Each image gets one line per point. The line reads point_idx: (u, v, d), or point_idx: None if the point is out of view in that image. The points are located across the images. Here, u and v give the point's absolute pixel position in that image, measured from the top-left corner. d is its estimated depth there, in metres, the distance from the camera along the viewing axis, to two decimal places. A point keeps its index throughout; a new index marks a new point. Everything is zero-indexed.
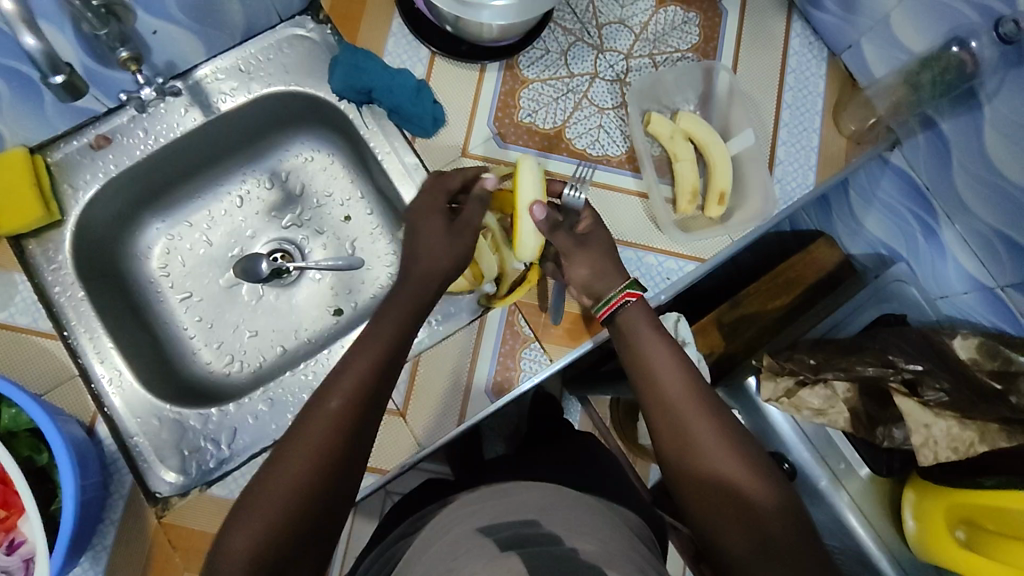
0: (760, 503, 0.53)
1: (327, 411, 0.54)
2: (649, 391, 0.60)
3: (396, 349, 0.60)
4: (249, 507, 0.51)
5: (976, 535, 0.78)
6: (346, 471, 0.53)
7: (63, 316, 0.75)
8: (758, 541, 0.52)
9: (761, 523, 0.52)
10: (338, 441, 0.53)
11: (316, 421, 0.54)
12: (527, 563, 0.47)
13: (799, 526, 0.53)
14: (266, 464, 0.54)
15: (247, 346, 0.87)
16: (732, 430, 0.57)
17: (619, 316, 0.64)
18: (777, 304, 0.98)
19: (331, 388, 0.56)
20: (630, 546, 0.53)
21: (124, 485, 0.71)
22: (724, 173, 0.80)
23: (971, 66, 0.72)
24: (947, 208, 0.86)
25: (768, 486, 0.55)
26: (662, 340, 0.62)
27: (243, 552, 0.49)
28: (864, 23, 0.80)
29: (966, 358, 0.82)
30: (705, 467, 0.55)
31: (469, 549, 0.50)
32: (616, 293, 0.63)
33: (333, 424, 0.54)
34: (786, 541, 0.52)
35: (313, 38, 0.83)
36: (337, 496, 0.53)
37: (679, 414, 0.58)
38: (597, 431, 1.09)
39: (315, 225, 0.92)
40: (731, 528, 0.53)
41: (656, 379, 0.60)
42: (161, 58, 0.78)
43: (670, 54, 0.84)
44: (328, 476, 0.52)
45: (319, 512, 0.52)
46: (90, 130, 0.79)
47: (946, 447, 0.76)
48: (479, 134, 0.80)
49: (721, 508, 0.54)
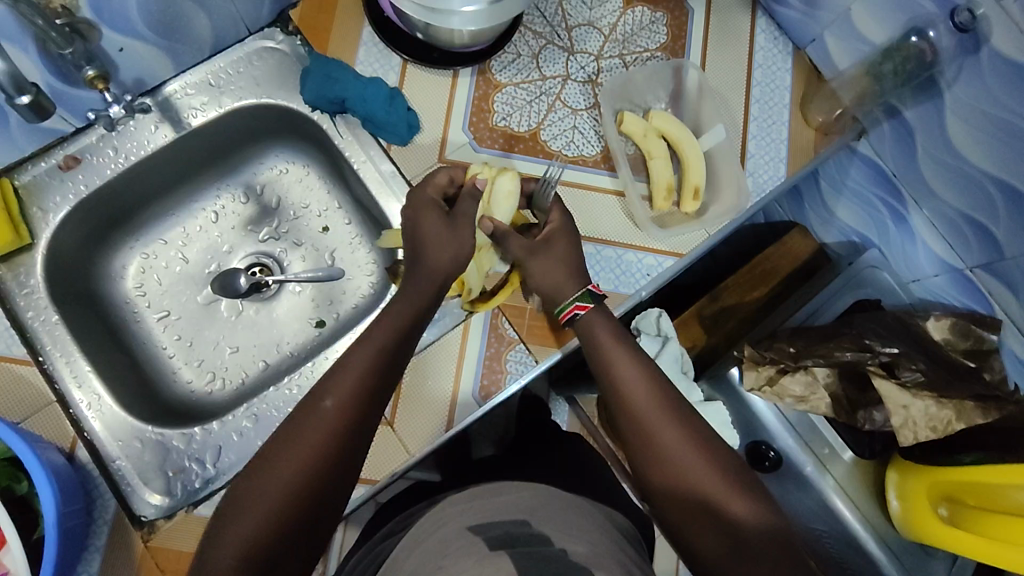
0: (730, 505, 0.55)
1: (314, 420, 0.55)
2: (616, 396, 0.61)
3: (395, 351, 0.61)
4: (233, 513, 0.52)
5: (958, 512, 0.79)
6: (335, 482, 0.54)
7: (38, 341, 0.74)
8: (731, 542, 0.54)
9: (732, 528, 0.54)
10: (324, 451, 0.54)
11: (302, 430, 0.54)
12: (517, 563, 0.47)
13: (767, 520, 0.55)
14: (251, 470, 0.54)
15: (228, 363, 0.86)
16: (695, 429, 0.59)
17: (577, 323, 0.66)
18: (755, 295, 0.98)
19: (326, 389, 0.57)
20: (617, 547, 0.53)
21: (108, 510, 0.70)
22: (698, 169, 0.81)
23: (929, 54, 0.75)
24: (914, 194, 0.89)
25: (736, 482, 0.56)
26: (622, 343, 0.64)
27: (227, 556, 0.50)
28: (826, 17, 0.82)
29: (939, 338, 0.87)
30: (673, 467, 0.57)
31: (459, 547, 0.51)
32: (565, 303, 0.66)
33: (318, 434, 0.54)
34: (756, 535, 0.54)
35: (284, 50, 0.82)
36: (324, 507, 0.54)
37: (642, 417, 0.59)
38: (587, 431, 1.11)
39: (292, 237, 0.91)
40: (704, 531, 0.55)
41: (621, 383, 0.61)
42: (129, 74, 0.78)
43: (640, 54, 0.85)
44: (316, 484, 0.53)
45: (307, 520, 0.53)
46: (57, 152, 0.77)
47: (924, 426, 0.78)
48: (455, 140, 0.80)
49: (693, 513, 0.55)
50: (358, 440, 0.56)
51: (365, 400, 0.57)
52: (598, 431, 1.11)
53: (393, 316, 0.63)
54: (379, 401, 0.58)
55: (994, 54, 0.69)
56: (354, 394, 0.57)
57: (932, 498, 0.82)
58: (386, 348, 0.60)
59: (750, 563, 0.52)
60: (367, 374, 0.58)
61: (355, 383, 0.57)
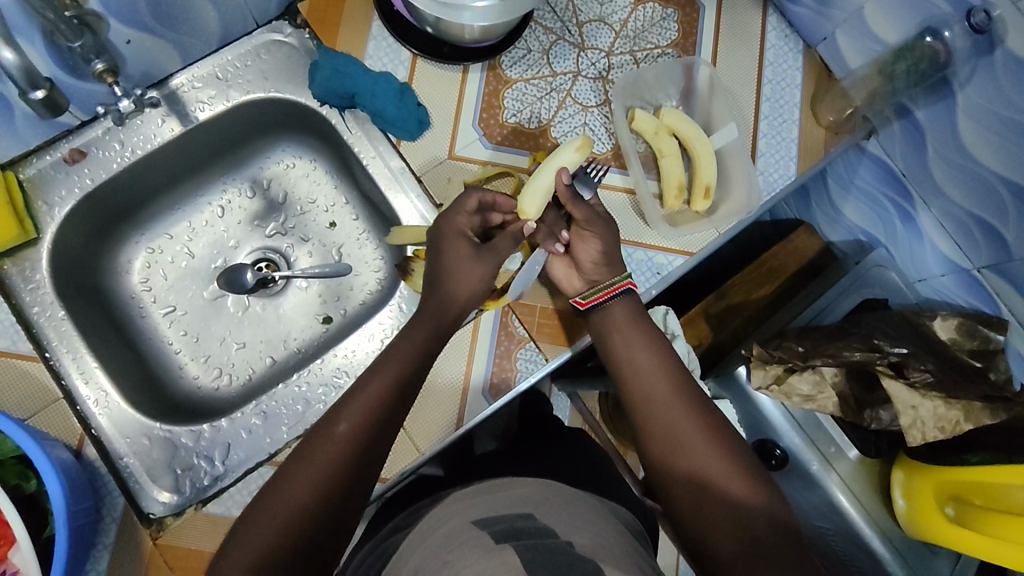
0: (750, 507, 0.54)
1: (325, 430, 0.56)
2: (640, 392, 0.62)
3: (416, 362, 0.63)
4: (255, 518, 0.52)
5: (965, 511, 0.79)
6: (348, 491, 0.54)
7: (44, 337, 0.73)
8: (745, 538, 0.53)
9: (750, 529, 0.53)
10: (337, 456, 0.55)
11: (330, 436, 0.55)
12: (522, 555, 0.46)
13: (786, 529, 0.54)
14: (271, 482, 0.55)
15: (236, 359, 0.86)
16: (719, 431, 0.59)
17: (599, 310, 0.68)
18: (761, 293, 0.99)
19: (351, 398, 0.58)
20: (620, 538, 0.53)
21: (116, 508, 0.69)
22: (709, 168, 0.80)
23: (944, 55, 0.74)
24: (924, 194, 0.89)
25: (757, 489, 0.56)
26: (645, 339, 0.66)
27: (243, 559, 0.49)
28: (838, 16, 0.82)
29: (945, 338, 0.87)
30: (695, 464, 0.57)
31: (465, 541, 0.50)
32: (620, 279, 0.69)
33: (336, 444, 0.55)
34: (771, 538, 0.53)
35: (291, 43, 0.81)
36: (341, 515, 0.53)
37: (668, 414, 0.60)
38: (588, 426, 1.13)
39: (299, 233, 0.90)
40: (716, 526, 0.54)
41: (646, 379, 0.62)
42: (136, 68, 0.77)
43: (651, 50, 0.85)
44: (335, 487, 0.53)
45: (322, 523, 0.52)
46: (63, 145, 0.76)
47: (932, 425, 0.78)
48: (464, 136, 0.80)
49: (710, 510, 0.55)
50: (373, 450, 0.56)
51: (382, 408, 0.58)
52: (599, 426, 1.14)
53: (412, 331, 0.65)
54: (396, 411, 0.59)
55: (1009, 55, 0.69)
56: (371, 404, 0.57)
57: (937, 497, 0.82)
58: (411, 360, 0.62)
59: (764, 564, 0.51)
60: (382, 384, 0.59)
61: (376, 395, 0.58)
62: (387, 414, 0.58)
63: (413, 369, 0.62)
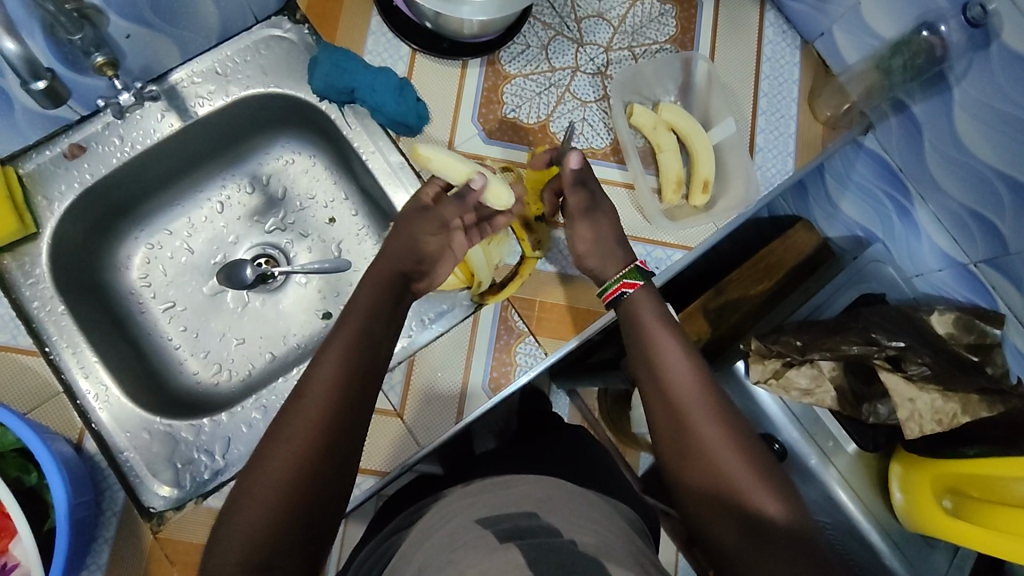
0: (754, 494, 0.54)
1: (297, 415, 0.53)
2: (653, 379, 0.61)
3: (370, 323, 0.61)
4: (236, 510, 0.51)
5: (962, 503, 0.80)
6: (330, 469, 0.53)
7: (44, 332, 0.73)
8: (750, 525, 0.53)
9: (756, 517, 0.53)
10: (311, 445, 0.52)
11: (298, 417, 0.53)
12: (527, 554, 0.47)
13: (793, 515, 0.54)
14: (246, 469, 0.53)
15: (234, 354, 0.86)
16: (726, 417, 0.58)
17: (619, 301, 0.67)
18: (760, 288, 0.98)
19: (314, 372, 0.56)
20: (621, 534, 0.53)
21: (117, 502, 0.69)
22: (707, 162, 0.81)
23: (940, 49, 0.75)
24: (921, 189, 0.89)
25: (761, 474, 0.55)
26: (646, 324, 0.64)
27: (233, 552, 0.49)
28: (835, 11, 0.82)
29: (944, 333, 0.87)
30: (698, 451, 0.57)
31: (468, 540, 0.50)
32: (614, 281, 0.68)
33: (307, 424, 0.53)
34: (779, 527, 0.53)
35: (291, 39, 0.82)
36: (329, 495, 0.53)
37: (676, 399, 0.59)
38: (587, 423, 1.12)
39: (299, 228, 0.90)
40: (722, 513, 0.55)
41: (652, 365, 0.62)
42: (136, 63, 0.77)
43: (649, 46, 0.85)
44: (314, 467, 0.52)
45: (311, 507, 0.51)
46: (63, 139, 0.77)
47: (930, 419, 0.78)
48: (464, 130, 0.80)
49: (715, 498, 0.55)
50: (351, 423, 0.55)
51: (351, 378, 0.56)
52: (598, 423, 1.13)
53: (362, 294, 0.63)
54: (366, 381, 0.57)
55: (1004, 49, 0.70)
56: (335, 374, 0.56)
57: (935, 490, 0.82)
58: (366, 324, 0.60)
59: (768, 554, 0.52)
60: (345, 354, 0.57)
61: (337, 365, 0.56)
62: (358, 383, 0.56)
63: (367, 330, 0.60)
